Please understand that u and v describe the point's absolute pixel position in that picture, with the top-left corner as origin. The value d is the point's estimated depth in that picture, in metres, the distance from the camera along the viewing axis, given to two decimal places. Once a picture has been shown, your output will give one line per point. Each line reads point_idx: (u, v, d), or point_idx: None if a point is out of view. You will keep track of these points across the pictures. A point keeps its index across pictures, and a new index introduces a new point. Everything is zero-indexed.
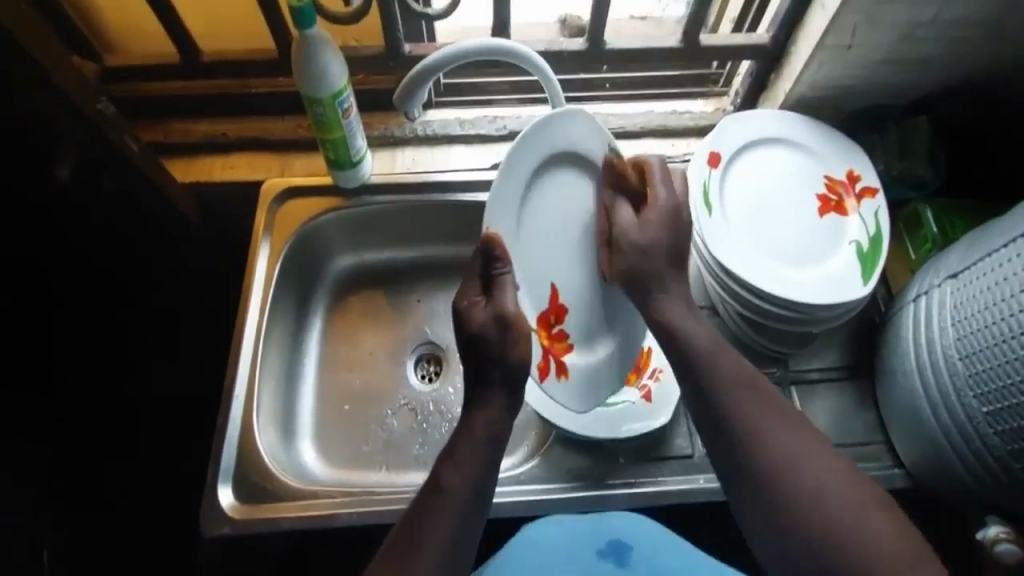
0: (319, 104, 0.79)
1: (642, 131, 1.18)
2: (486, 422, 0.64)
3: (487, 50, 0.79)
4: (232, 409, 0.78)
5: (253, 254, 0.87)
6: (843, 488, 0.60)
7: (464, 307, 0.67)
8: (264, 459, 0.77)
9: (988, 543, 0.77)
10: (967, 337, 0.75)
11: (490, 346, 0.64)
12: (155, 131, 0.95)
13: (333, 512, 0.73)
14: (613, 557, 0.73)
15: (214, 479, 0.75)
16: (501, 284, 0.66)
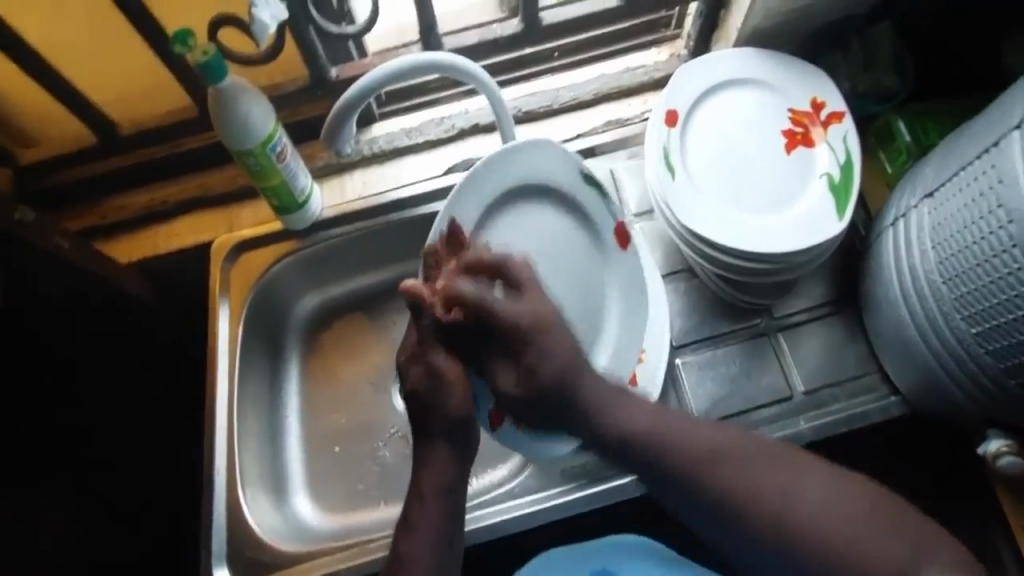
0: (250, 155, 0.77)
1: (598, 97, 1.14)
2: (432, 478, 0.66)
3: (409, 68, 0.74)
4: (216, 486, 0.79)
5: (215, 321, 0.86)
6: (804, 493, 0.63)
7: (404, 359, 0.69)
8: (257, 531, 0.78)
9: (991, 457, 0.78)
10: (948, 260, 0.73)
11: (428, 397, 0.66)
12: (89, 217, 0.94)
13: (335, 570, 0.75)
14: None
15: (209, 564, 0.77)
16: (437, 331, 0.66)
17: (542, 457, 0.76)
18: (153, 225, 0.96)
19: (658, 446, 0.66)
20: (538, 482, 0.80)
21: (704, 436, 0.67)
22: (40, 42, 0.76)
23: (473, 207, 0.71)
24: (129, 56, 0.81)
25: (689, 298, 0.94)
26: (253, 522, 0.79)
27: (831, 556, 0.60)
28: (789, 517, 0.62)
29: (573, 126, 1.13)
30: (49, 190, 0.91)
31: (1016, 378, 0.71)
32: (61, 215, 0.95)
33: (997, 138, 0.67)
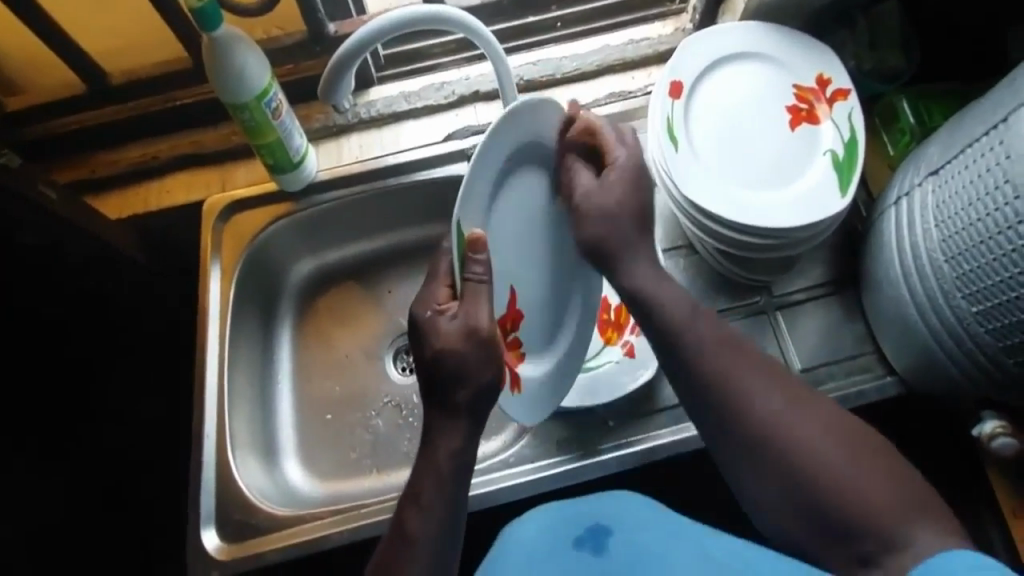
0: (245, 109, 0.75)
1: (600, 69, 1.11)
2: (431, 458, 0.61)
3: (391, 28, 0.71)
4: (205, 447, 0.78)
5: (204, 284, 0.84)
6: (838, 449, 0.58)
7: (428, 317, 0.61)
8: (246, 493, 0.77)
9: (985, 439, 0.79)
10: (951, 237, 0.73)
11: (455, 361, 0.60)
12: (78, 170, 0.91)
13: (324, 534, 0.74)
14: (590, 544, 0.68)
15: (196, 525, 0.76)
16: (474, 293, 0.59)
17: (532, 418, 0.75)
18: (144, 181, 0.93)
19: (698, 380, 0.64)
20: (532, 453, 0.80)
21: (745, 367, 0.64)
22: None
23: (478, 188, 0.63)
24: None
25: (688, 274, 0.94)
26: (243, 484, 0.78)
27: (819, 493, 0.58)
28: (817, 470, 0.58)
29: (575, 97, 1.11)
30: (33, 143, 0.88)
31: (1014, 357, 0.71)
32: (51, 167, 0.92)
33: (1007, 113, 0.66)
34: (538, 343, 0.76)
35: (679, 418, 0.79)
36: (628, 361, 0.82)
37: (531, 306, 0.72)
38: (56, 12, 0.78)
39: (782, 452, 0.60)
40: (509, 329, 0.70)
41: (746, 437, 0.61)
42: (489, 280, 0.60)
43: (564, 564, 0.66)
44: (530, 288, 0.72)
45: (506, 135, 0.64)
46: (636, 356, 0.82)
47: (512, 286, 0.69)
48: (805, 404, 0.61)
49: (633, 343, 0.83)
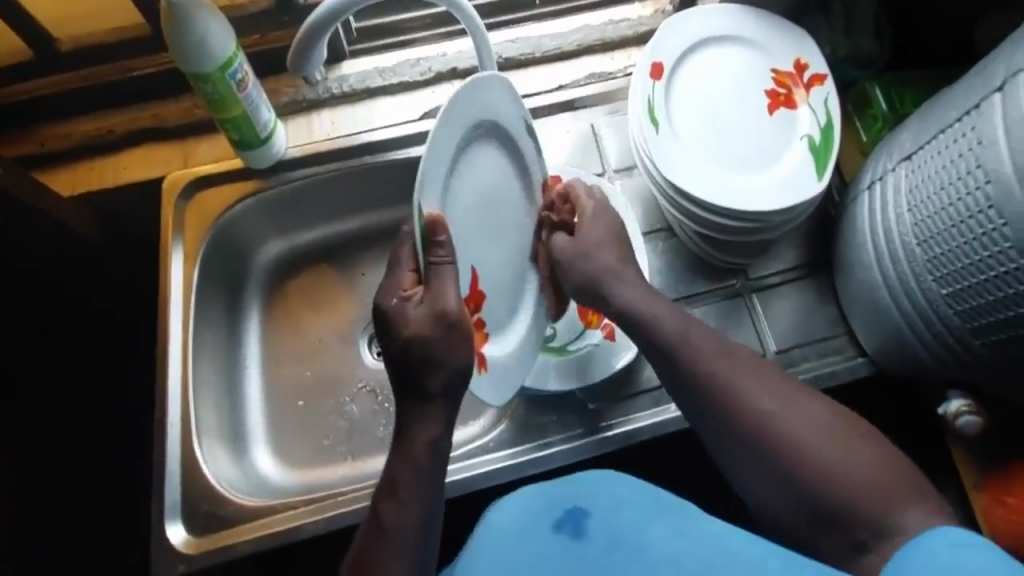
0: (208, 81, 0.71)
1: (579, 49, 1.09)
2: (417, 441, 0.59)
3: None
4: (169, 437, 0.75)
5: (166, 266, 0.80)
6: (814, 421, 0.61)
7: (393, 306, 0.59)
8: (214, 484, 0.75)
9: (951, 417, 0.81)
10: (924, 221, 0.74)
11: (425, 349, 0.58)
12: (26, 142, 0.86)
13: (297, 525, 0.72)
14: (568, 527, 0.67)
15: (160, 518, 0.73)
16: (438, 276, 0.57)
17: (501, 399, 0.71)
18: (99, 156, 0.87)
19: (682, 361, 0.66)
20: (511, 438, 0.79)
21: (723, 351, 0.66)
22: None
23: (438, 157, 0.59)
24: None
25: (667, 256, 0.94)
26: (209, 476, 0.75)
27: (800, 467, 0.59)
28: (797, 443, 0.60)
29: (554, 76, 1.08)
30: None
31: (980, 338, 0.73)
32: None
33: (980, 98, 0.66)
34: (500, 321, 0.71)
35: (659, 400, 0.80)
36: (609, 343, 0.81)
37: (491, 288, 0.68)
38: None
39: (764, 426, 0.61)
40: (472, 311, 0.66)
41: (723, 411, 0.63)
42: (452, 261, 0.57)
43: (544, 546, 0.66)
44: (489, 271, 0.68)
45: (463, 107, 0.61)
46: (616, 339, 0.81)
47: (471, 267, 0.65)
48: (771, 377, 0.64)
49: (613, 325, 0.81)
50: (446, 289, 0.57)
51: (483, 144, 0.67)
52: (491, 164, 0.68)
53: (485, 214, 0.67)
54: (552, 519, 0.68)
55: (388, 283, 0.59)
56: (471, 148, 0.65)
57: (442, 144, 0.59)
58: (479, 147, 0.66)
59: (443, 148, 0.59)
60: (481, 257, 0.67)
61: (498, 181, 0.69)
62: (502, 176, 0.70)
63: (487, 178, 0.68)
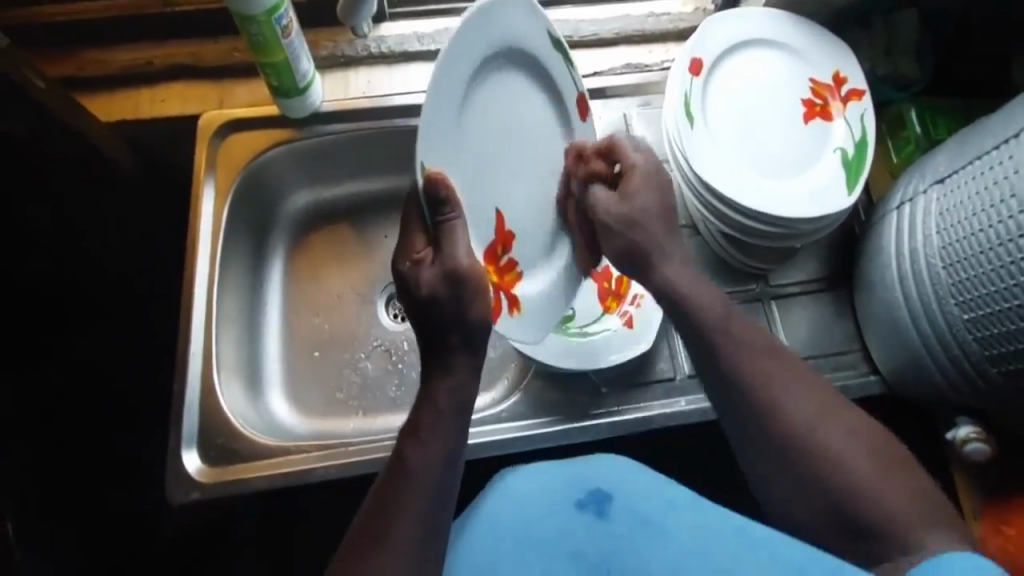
0: (254, 23, 0.70)
1: (618, 38, 1.07)
2: (452, 392, 0.60)
3: None
4: (190, 371, 0.75)
5: (197, 200, 0.80)
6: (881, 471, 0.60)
7: (409, 269, 0.58)
8: (233, 421, 0.75)
9: (959, 443, 0.82)
10: (952, 245, 0.74)
11: (445, 306, 0.58)
12: (63, 63, 0.85)
13: (311, 467, 0.72)
14: (592, 506, 0.69)
15: (177, 444, 0.73)
16: (448, 234, 0.56)
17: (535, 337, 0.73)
18: (136, 86, 0.87)
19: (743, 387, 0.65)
20: (522, 411, 0.80)
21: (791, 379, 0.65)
22: None
23: (453, 76, 0.58)
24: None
25: (689, 254, 0.94)
26: (227, 408, 0.76)
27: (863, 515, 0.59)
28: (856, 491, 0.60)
29: (590, 63, 1.06)
30: (18, 28, 0.82)
31: (997, 366, 0.73)
32: (35, 57, 0.85)
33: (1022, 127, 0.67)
34: (527, 262, 0.73)
35: (670, 392, 0.80)
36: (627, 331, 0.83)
37: (518, 229, 0.70)
38: None
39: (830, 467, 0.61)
40: (500, 252, 0.68)
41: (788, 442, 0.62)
42: (460, 215, 0.56)
43: (565, 520, 0.68)
44: (512, 207, 0.69)
45: (481, 28, 0.61)
46: (635, 327, 0.83)
47: (495, 208, 0.66)
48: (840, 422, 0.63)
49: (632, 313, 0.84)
50: (456, 247, 0.56)
51: (499, 76, 0.66)
52: (507, 91, 0.68)
53: (507, 146, 0.68)
54: (573, 499, 0.70)
55: (400, 246, 0.58)
56: (488, 71, 0.64)
57: (458, 82, 0.59)
58: (497, 71, 0.66)
59: (460, 76, 0.59)
60: (507, 193, 0.68)
61: (516, 112, 0.70)
62: (525, 105, 0.71)
63: (504, 106, 0.67)
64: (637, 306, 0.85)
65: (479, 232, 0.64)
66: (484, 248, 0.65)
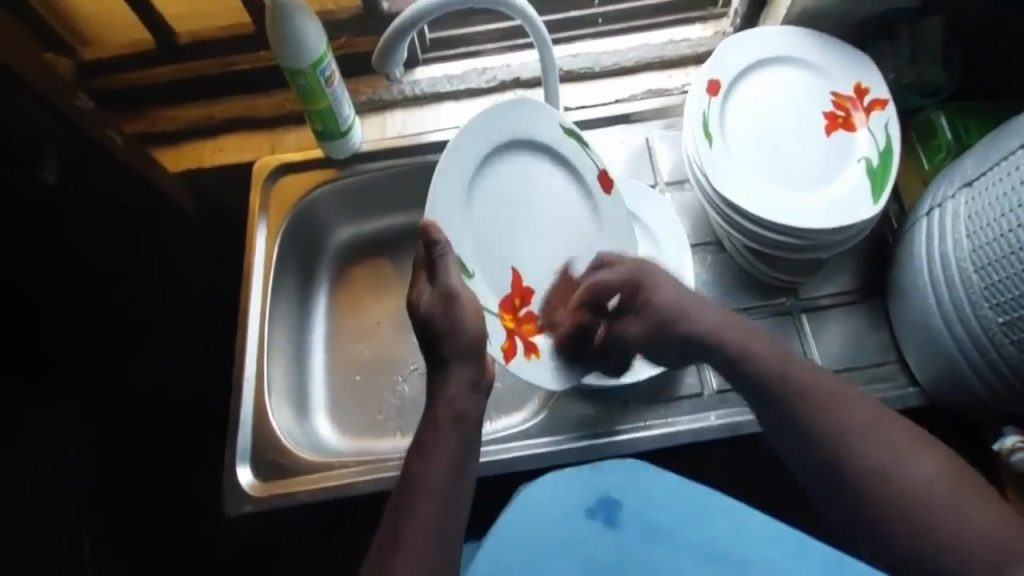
0: (301, 76, 0.78)
1: (639, 65, 1.12)
2: (450, 404, 0.66)
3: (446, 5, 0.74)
4: (243, 395, 0.82)
5: (252, 238, 0.88)
6: (936, 479, 0.59)
7: (411, 295, 0.67)
8: (281, 439, 0.81)
9: (1005, 453, 0.80)
10: (983, 247, 0.73)
11: (442, 323, 0.65)
12: (139, 123, 0.96)
13: (352, 481, 0.77)
14: (602, 514, 0.75)
15: (232, 459, 0.79)
16: (442, 264, 0.65)
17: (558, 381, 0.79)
18: (199, 139, 0.97)
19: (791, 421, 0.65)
20: (550, 427, 0.83)
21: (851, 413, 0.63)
22: None
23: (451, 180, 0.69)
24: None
25: (714, 269, 0.95)
26: (276, 427, 0.81)
27: (925, 530, 0.58)
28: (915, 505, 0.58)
29: (613, 91, 1.11)
30: (100, 93, 0.92)
31: None
32: (114, 119, 0.96)
33: None
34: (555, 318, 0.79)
35: (698, 407, 0.82)
36: None
37: (538, 284, 0.77)
38: None
39: (884, 484, 0.60)
40: (519, 304, 0.75)
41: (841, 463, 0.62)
42: (450, 251, 0.65)
43: (576, 530, 0.74)
44: (534, 266, 0.77)
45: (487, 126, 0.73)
46: None
47: (510, 267, 0.74)
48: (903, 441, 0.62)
49: None
50: (447, 281, 0.65)
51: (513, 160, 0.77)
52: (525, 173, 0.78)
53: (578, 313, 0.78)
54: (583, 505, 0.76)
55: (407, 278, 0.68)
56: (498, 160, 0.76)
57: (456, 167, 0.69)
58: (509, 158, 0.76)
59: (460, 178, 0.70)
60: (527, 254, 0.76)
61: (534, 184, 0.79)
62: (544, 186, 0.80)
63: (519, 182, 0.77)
64: None
65: (493, 288, 0.72)
66: (500, 298, 0.73)
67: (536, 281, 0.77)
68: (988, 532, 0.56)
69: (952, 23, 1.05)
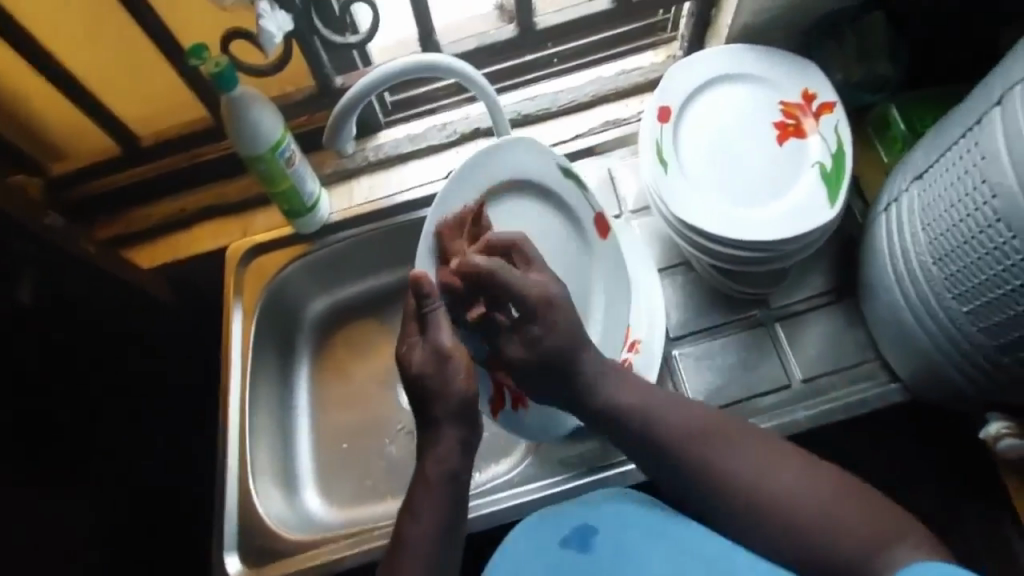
0: (262, 161, 0.81)
1: (595, 100, 1.12)
2: (436, 463, 0.70)
3: (386, 78, 0.76)
4: (228, 482, 0.84)
5: (228, 321, 0.90)
6: (806, 488, 0.68)
7: (403, 350, 0.69)
8: (265, 522, 0.84)
9: (992, 440, 0.82)
10: (938, 240, 0.74)
11: (428, 381, 0.68)
12: (113, 226, 1.01)
13: (338, 558, 0.81)
14: (576, 543, 0.70)
15: (220, 551, 0.82)
16: (434, 321, 0.67)
17: (540, 432, 0.85)
18: (172, 232, 1.03)
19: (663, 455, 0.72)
20: (536, 471, 0.87)
21: (714, 442, 0.71)
22: (75, 65, 0.84)
23: (448, 227, 0.71)
24: (137, 51, 0.85)
25: (686, 291, 0.97)
26: (262, 513, 0.84)
27: (792, 529, 0.67)
28: (785, 513, 0.67)
29: (570, 128, 1.12)
30: (74, 203, 0.97)
31: (1008, 354, 0.72)
32: (90, 224, 1.01)
33: (981, 115, 0.67)
34: None
35: None
36: None
37: None
38: (104, 93, 0.89)
39: (755, 498, 0.68)
40: None
41: (719, 485, 0.69)
42: (441, 307, 0.67)
43: (552, 562, 0.69)
44: None
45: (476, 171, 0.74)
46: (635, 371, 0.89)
47: None
48: (769, 453, 0.70)
49: (632, 359, 0.90)
50: (439, 337, 0.67)
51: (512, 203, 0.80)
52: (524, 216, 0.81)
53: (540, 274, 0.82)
54: (559, 537, 0.71)
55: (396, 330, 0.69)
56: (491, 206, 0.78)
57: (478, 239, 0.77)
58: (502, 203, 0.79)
59: (455, 227, 0.71)
60: None
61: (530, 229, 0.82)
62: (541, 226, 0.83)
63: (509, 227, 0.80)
64: (637, 352, 0.91)
65: None
66: None
67: None
68: (855, 530, 0.65)
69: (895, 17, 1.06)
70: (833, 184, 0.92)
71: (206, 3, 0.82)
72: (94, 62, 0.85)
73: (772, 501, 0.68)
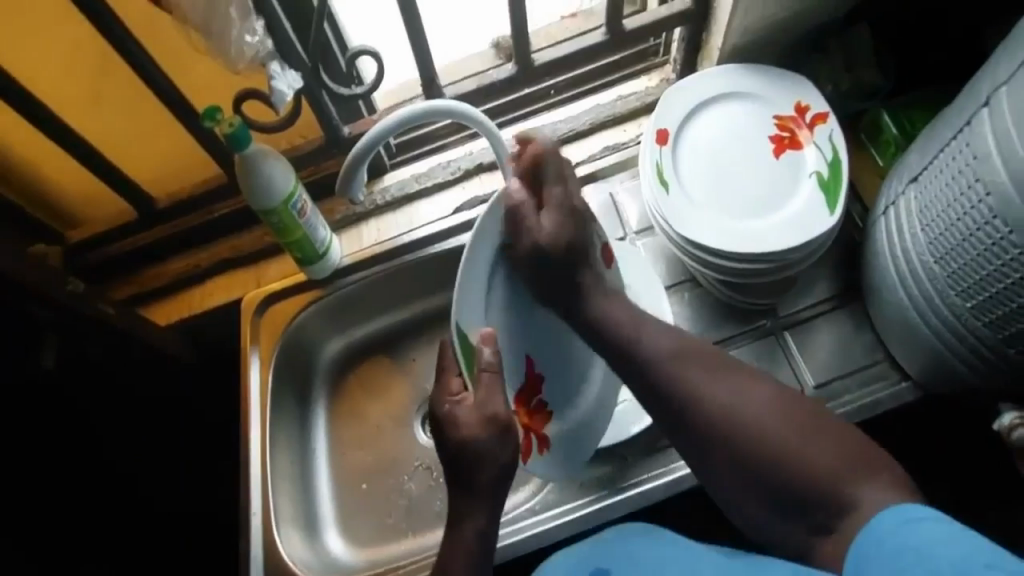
0: (275, 213, 0.85)
1: (593, 127, 1.16)
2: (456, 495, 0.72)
3: (384, 131, 0.78)
4: (252, 529, 0.86)
5: (246, 371, 0.93)
6: (781, 419, 0.68)
7: (447, 410, 0.70)
8: (290, 566, 0.85)
9: (1006, 432, 0.80)
10: (937, 239, 0.74)
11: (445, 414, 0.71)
12: (134, 284, 1.06)
13: None
14: None
15: None
16: (487, 384, 0.65)
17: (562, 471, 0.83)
18: (189, 288, 1.07)
19: (654, 389, 0.72)
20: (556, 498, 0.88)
21: (701, 368, 0.71)
22: (95, 135, 0.91)
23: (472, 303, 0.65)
24: (150, 117, 0.91)
25: (694, 306, 0.98)
26: (287, 558, 0.85)
27: (769, 459, 0.67)
28: (763, 439, 0.68)
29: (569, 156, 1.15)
30: (96, 265, 1.02)
31: (1015, 346, 0.72)
32: (111, 283, 1.07)
33: (970, 116, 0.68)
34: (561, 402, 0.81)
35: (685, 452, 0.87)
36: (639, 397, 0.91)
37: (546, 369, 0.77)
38: (121, 159, 0.96)
39: (735, 433, 0.69)
40: (530, 395, 0.76)
41: (697, 424, 0.70)
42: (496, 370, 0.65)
43: None
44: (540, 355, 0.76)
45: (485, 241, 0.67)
46: None
47: (525, 357, 0.74)
48: (748, 380, 0.71)
49: None
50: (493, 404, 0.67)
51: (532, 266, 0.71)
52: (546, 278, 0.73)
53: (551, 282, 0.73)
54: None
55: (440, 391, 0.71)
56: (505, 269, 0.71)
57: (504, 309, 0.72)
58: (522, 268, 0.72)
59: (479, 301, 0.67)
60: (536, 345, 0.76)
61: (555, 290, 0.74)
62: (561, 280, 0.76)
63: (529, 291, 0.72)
64: None
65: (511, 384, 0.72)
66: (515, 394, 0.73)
67: (544, 367, 0.77)
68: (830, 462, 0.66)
69: (880, 26, 1.08)
70: (830, 189, 0.93)
71: (217, 68, 0.88)
72: (111, 131, 0.91)
73: (748, 427, 0.68)
